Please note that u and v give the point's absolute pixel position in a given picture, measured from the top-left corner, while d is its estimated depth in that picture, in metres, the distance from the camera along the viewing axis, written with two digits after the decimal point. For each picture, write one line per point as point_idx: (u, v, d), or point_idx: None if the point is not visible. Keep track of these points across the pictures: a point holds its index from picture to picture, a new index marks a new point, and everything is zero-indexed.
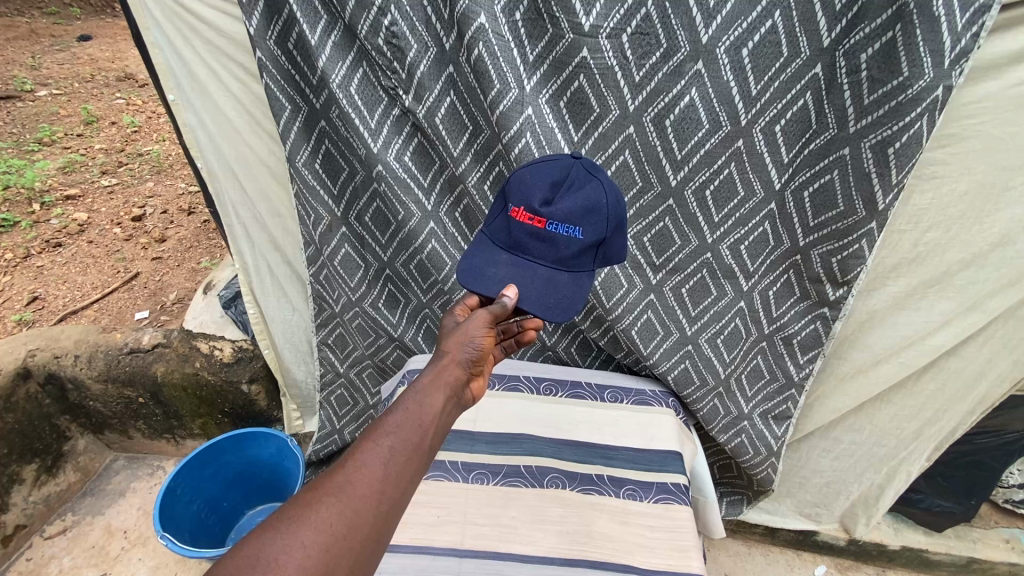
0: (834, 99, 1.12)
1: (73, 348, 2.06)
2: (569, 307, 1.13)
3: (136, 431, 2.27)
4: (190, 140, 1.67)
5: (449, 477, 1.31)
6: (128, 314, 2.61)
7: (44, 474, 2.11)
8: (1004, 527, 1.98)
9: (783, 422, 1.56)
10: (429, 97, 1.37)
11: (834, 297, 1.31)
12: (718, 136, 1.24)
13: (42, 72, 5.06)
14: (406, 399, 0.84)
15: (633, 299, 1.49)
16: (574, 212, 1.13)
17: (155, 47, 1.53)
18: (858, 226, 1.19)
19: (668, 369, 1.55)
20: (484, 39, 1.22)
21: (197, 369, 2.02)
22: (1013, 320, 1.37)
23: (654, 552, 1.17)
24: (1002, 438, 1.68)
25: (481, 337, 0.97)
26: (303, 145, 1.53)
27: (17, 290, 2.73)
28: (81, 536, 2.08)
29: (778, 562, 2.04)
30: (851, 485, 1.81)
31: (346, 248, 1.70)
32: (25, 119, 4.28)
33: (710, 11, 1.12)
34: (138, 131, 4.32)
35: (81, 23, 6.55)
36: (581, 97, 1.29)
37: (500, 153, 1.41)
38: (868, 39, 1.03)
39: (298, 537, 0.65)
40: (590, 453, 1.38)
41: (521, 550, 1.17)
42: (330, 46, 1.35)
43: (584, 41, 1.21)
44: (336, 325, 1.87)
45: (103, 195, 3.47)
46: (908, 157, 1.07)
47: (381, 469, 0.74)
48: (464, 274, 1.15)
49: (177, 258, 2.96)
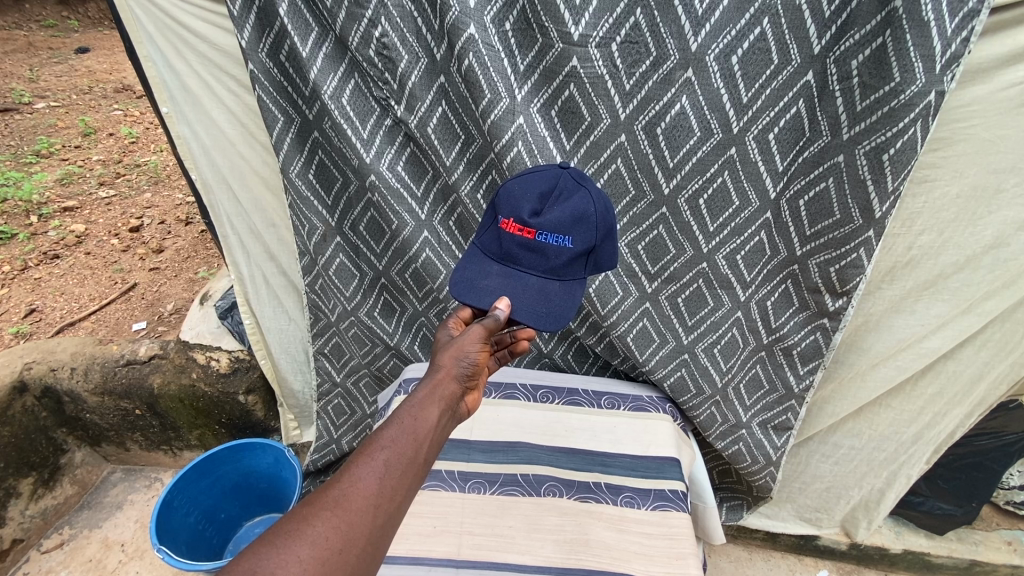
0: (827, 107, 1.12)
1: (70, 360, 2.06)
2: (561, 316, 1.13)
3: (133, 443, 2.27)
4: (184, 150, 1.67)
5: (445, 487, 1.30)
6: (125, 325, 2.61)
7: (41, 488, 2.11)
8: (1005, 529, 1.96)
9: (783, 433, 1.56)
10: (420, 107, 1.37)
11: (834, 307, 1.30)
12: (709, 144, 1.24)
13: (40, 85, 5.09)
14: (402, 411, 0.84)
15: (628, 307, 1.50)
16: (562, 222, 1.13)
17: (148, 60, 1.53)
18: (856, 234, 1.19)
19: (664, 376, 1.55)
20: (474, 49, 1.23)
21: (195, 380, 2.02)
22: (1009, 324, 1.37)
23: (652, 561, 1.15)
24: (1003, 439, 1.67)
25: (476, 351, 0.97)
26: (296, 156, 1.53)
27: (14, 303, 2.73)
28: (78, 550, 2.06)
29: (778, 567, 2.03)
30: (851, 489, 1.80)
31: (342, 258, 1.70)
32: (24, 131, 4.31)
33: (699, 20, 1.12)
34: (136, 142, 4.35)
35: (80, 36, 6.59)
36: (572, 106, 1.29)
37: (492, 162, 1.41)
38: (857, 46, 1.04)
39: (293, 551, 0.64)
40: (587, 461, 1.38)
41: (519, 560, 1.16)
42: (322, 57, 1.36)
43: (575, 50, 1.22)
44: (332, 334, 1.86)
45: (100, 207, 3.48)
46: (903, 164, 1.08)
47: (376, 484, 0.74)
48: (455, 286, 1.15)
49: (174, 268, 2.97)
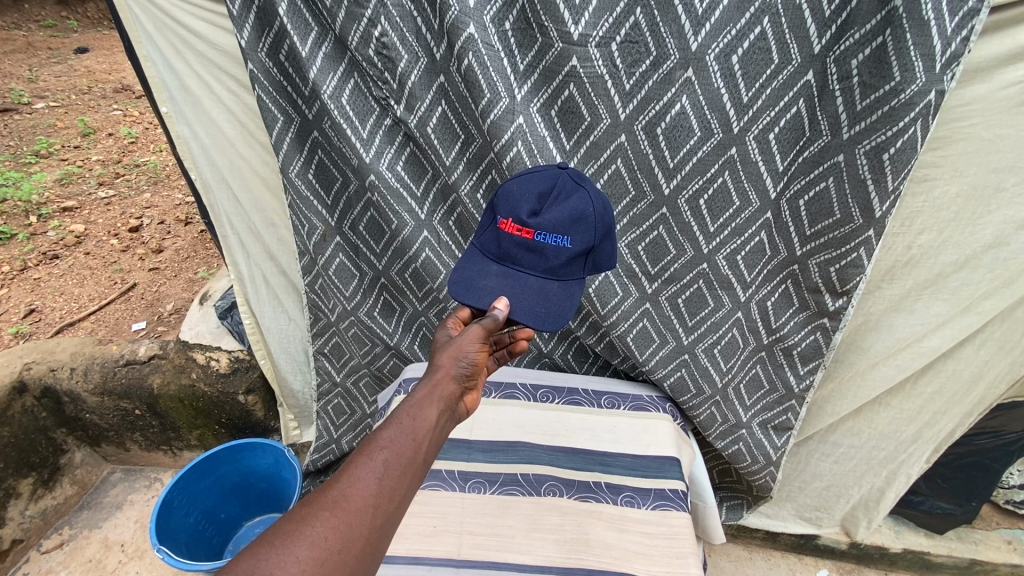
0: (827, 107, 1.12)
1: (69, 361, 2.06)
2: (560, 316, 1.12)
3: (133, 443, 2.27)
4: (183, 150, 1.67)
5: (445, 486, 1.30)
6: (125, 325, 2.61)
7: (41, 488, 2.11)
8: (1005, 528, 1.96)
9: (783, 433, 1.56)
10: (420, 107, 1.37)
11: (834, 306, 1.30)
12: (709, 144, 1.24)
13: (40, 85, 5.09)
14: (401, 411, 0.84)
15: (628, 307, 1.50)
16: (561, 223, 1.13)
17: (148, 60, 1.52)
18: (856, 234, 1.19)
19: (664, 377, 1.55)
20: (474, 48, 1.23)
21: (194, 380, 2.01)
22: (1009, 323, 1.37)
23: (652, 560, 1.15)
24: (1002, 438, 1.67)
25: (474, 351, 0.97)
26: (296, 156, 1.53)
27: (14, 303, 2.73)
28: (78, 550, 2.06)
29: (778, 566, 2.03)
30: (851, 488, 1.80)
31: (341, 258, 1.69)
32: (23, 130, 4.31)
33: (699, 19, 1.12)
34: (135, 142, 4.35)
35: (78, 36, 6.58)
36: (572, 105, 1.29)
37: (492, 162, 1.42)
38: (857, 45, 1.04)
39: (292, 551, 0.64)
40: (587, 461, 1.38)
41: (519, 559, 1.16)
42: (322, 57, 1.36)
43: (574, 49, 1.21)
44: (331, 334, 1.86)
45: (99, 207, 3.48)
46: (903, 163, 1.08)
47: (375, 484, 0.74)
48: (454, 286, 1.15)
49: (174, 268, 2.97)
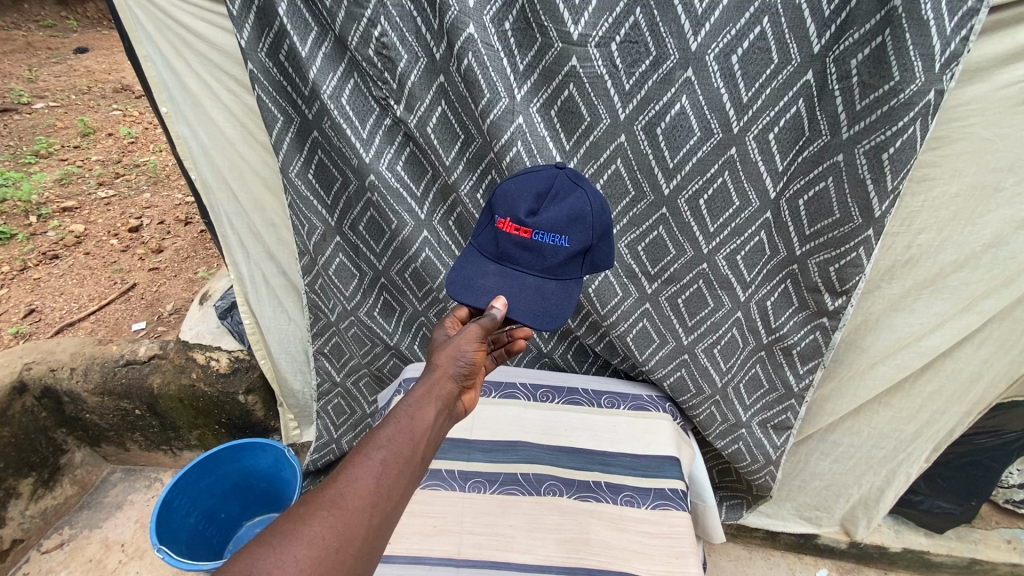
0: (826, 107, 1.13)
1: (69, 361, 2.06)
2: (558, 316, 1.12)
3: (133, 443, 2.27)
4: (183, 150, 1.67)
5: (445, 486, 1.30)
6: (125, 325, 2.61)
7: (41, 488, 2.11)
8: (1004, 527, 1.97)
9: (783, 432, 1.56)
10: (420, 107, 1.38)
11: (834, 306, 1.30)
12: (709, 144, 1.24)
13: (39, 85, 5.09)
14: (399, 411, 0.84)
15: (628, 307, 1.50)
16: (558, 222, 1.13)
17: (147, 61, 1.52)
18: (855, 234, 1.19)
19: (664, 376, 1.56)
20: (473, 48, 1.23)
21: (194, 380, 2.02)
22: (1008, 322, 1.38)
23: (652, 559, 1.16)
24: (1002, 437, 1.67)
25: (472, 351, 0.97)
26: (296, 156, 1.53)
27: (14, 303, 2.73)
28: (78, 550, 2.06)
29: (778, 565, 2.03)
30: (851, 487, 1.80)
31: (341, 258, 1.70)
32: (23, 130, 4.31)
33: (699, 19, 1.12)
34: (134, 142, 4.35)
35: (78, 36, 6.58)
36: (571, 105, 1.29)
37: (492, 162, 1.42)
38: (857, 45, 1.04)
39: (291, 551, 0.65)
40: (587, 460, 1.38)
41: (519, 559, 1.16)
42: (321, 57, 1.36)
43: (574, 49, 1.22)
44: (331, 334, 1.87)
45: (99, 207, 3.48)
46: (902, 163, 1.08)
47: (373, 484, 0.74)
48: (453, 285, 1.15)
49: (174, 268, 2.97)
